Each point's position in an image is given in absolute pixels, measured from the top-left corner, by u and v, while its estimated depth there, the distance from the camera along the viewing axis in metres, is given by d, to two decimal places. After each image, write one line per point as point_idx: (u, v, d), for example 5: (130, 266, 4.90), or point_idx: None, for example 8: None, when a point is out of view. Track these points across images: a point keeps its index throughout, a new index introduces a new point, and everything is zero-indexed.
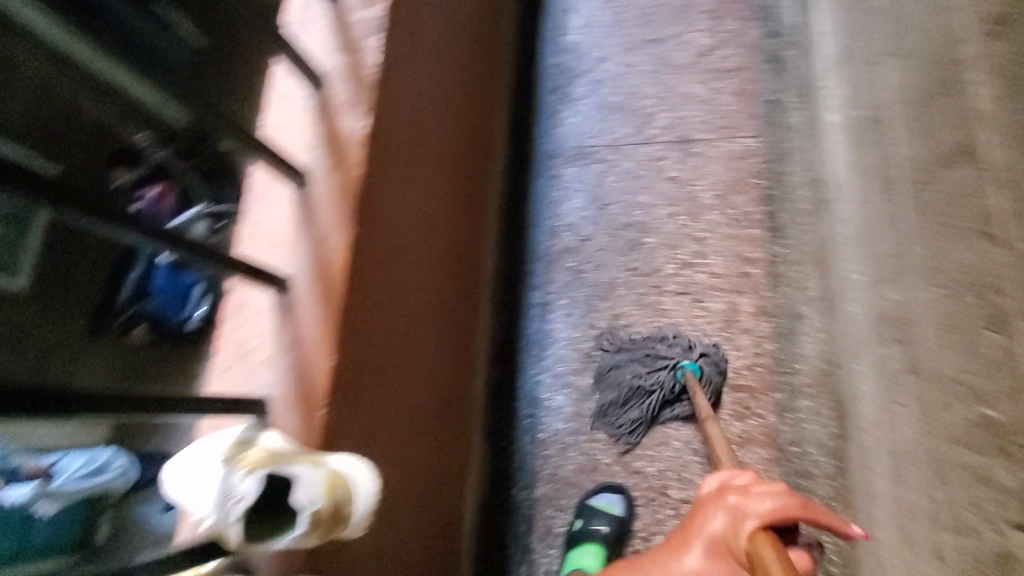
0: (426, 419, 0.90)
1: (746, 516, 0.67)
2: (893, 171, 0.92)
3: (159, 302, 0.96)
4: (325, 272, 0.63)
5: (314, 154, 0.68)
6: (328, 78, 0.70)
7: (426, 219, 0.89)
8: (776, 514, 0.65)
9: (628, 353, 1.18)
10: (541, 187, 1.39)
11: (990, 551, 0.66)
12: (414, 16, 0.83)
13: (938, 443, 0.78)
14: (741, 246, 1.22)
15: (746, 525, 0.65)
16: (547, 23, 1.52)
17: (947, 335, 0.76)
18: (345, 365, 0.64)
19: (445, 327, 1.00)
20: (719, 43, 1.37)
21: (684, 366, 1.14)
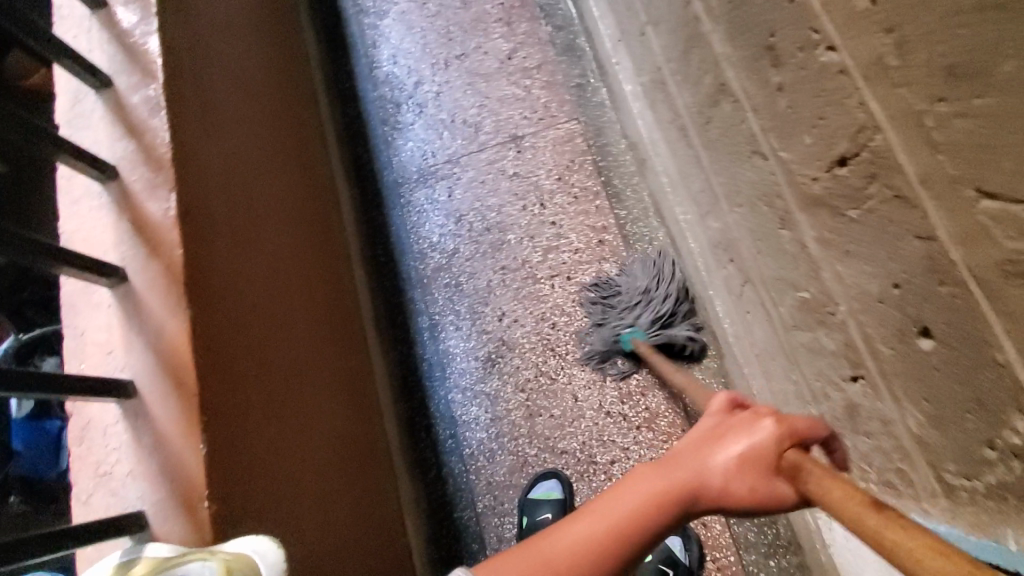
0: (332, 476, 0.88)
1: (785, 434, 0.58)
2: (682, 120, 1.05)
3: (26, 461, 0.99)
4: (170, 363, 0.60)
5: (126, 247, 0.64)
6: (120, 167, 0.67)
7: (273, 281, 0.88)
8: (811, 435, 0.59)
9: (637, 294, 1.19)
10: (397, 217, 1.41)
11: (841, 407, 0.78)
12: (201, 87, 0.82)
13: (783, 334, 0.89)
14: (590, 217, 1.32)
15: (786, 444, 0.57)
16: (357, 63, 1.55)
17: (759, 243, 0.88)
18: (220, 448, 0.61)
19: (329, 380, 0.98)
20: (518, 44, 1.47)
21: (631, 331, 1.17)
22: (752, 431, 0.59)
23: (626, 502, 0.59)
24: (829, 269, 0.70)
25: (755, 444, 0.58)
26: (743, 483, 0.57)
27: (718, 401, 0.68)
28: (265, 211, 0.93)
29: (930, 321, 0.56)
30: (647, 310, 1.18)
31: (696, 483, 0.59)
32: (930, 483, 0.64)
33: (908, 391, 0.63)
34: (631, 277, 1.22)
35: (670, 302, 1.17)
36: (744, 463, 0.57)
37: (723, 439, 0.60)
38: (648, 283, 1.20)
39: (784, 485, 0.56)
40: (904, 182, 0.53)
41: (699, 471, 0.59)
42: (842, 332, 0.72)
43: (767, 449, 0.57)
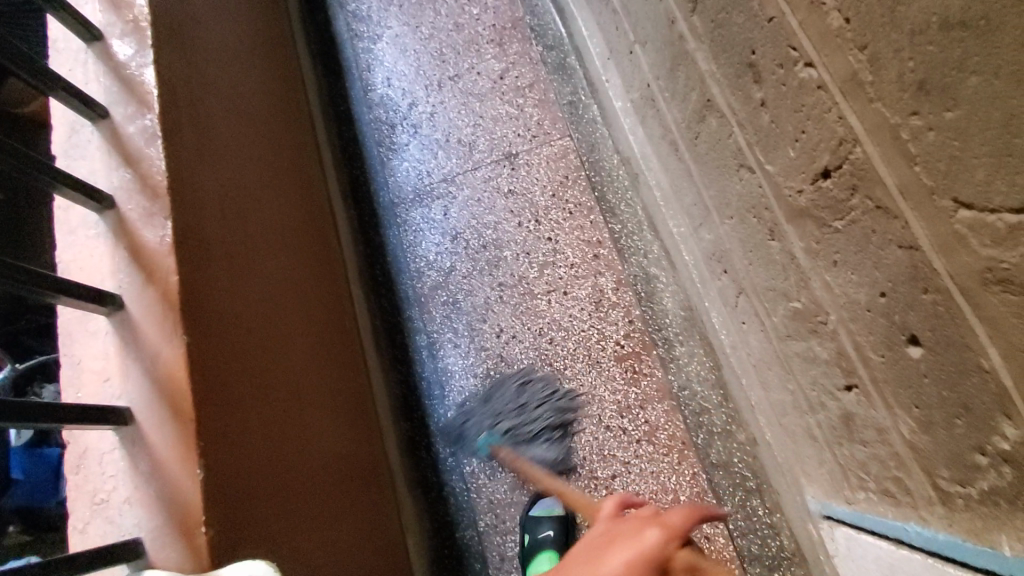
0: (332, 496, 0.88)
1: (669, 539, 0.67)
2: (672, 135, 1.07)
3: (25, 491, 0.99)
4: (167, 390, 0.61)
5: (123, 275, 0.65)
6: (116, 197, 0.69)
7: (270, 303, 0.89)
8: (686, 528, 0.69)
9: (511, 405, 1.21)
10: (394, 236, 1.42)
11: (836, 416, 0.78)
12: (196, 115, 0.84)
13: (777, 344, 0.90)
14: (585, 232, 1.33)
15: (671, 544, 0.67)
16: (352, 86, 1.58)
17: (750, 254, 0.89)
18: (217, 472, 0.61)
19: (327, 400, 0.99)
20: (510, 64, 1.49)
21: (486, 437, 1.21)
22: (641, 537, 0.68)
23: None
24: (818, 279, 0.71)
25: (645, 549, 0.66)
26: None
27: (608, 505, 0.81)
28: (262, 234, 0.94)
29: (916, 329, 0.56)
30: (509, 419, 1.21)
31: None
32: (927, 491, 0.64)
33: (900, 399, 0.63)
34: (506, 391, 1.23)
35: (542, 423, 1.19)
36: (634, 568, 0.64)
37: (614, 545, 0.69)
38: (516, 399, 1.21)
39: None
40: (884, 194, 0.54)
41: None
42: (834, 341, 0.73)
43: (654, 553, 0.65)
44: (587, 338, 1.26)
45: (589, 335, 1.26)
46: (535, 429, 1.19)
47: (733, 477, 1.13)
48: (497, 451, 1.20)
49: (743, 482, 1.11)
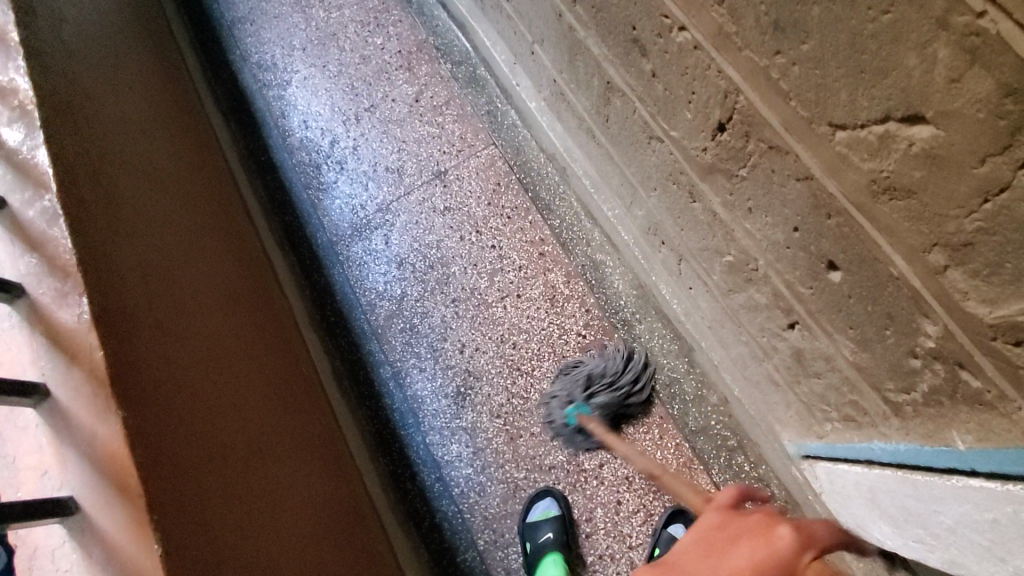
0: (312, 548, 0.86)
1: (809, 548, 0.49)
2: (587, 123, 1.10)
3: None
4: (109, 470, 0.59)
5: (45, 361, 0.62)
6: (26, 283, 0.65)
7: (213, 365, 0.86)
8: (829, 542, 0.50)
9: (619, 394, 1.17)
10: (339, 275, 1.40)
11: (789, 355, 0.82)
12: (101, 188, 0.81)
13: (724, 299, 0.93)
14: (527, 234, 1.34)
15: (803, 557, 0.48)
16: (269, 134, 1.56)
17: (680, 220, 0.93)
18: (176, 545, 0.59)
19: (292, 452, 0.96)
20: (422, 86, 1.51)
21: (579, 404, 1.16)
22: (770, 537, 0.49)
23: None
24: (740, 229, 0.75)
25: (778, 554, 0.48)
26: None
27: (727, 497, 0.57)
28: (193, 296, 0.92)
29: (831, 254, 0.59)
30: (616, 400, 1.17)
31: None
32: (879, 407, 0.67)
33: (835, 324, 0.66)
34: (636, 375, 1.19)
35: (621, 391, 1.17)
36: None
37: (733, 546, 0.50)
38: (631, 394, 1.18)
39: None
40: (772, 133, 0.57)
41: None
42: (768, 285, 0.77)
43: (790, 558, 0.48)
44: (549, 335, 1.26)
45: (550, 332, 1.27)
46: (609, 409, 1.16)
47: (715, 440, 1.16)
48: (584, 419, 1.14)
49: (725, 443, 1.15)
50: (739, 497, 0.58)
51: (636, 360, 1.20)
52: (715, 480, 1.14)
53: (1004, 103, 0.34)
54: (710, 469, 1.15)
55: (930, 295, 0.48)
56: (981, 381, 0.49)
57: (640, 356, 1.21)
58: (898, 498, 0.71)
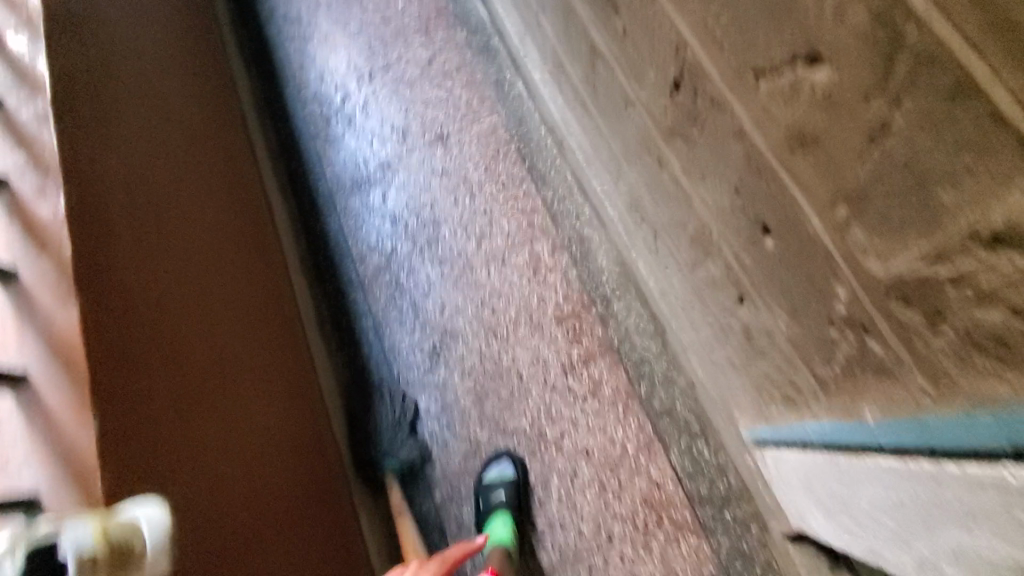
0: (262, 467, 0.90)
1: None
2: (579, 93, 1.10)
3: None
4: (60, 349, 0.64)
5: (19, 248, 0.68)
6: (12, 178, 0.72)
7: (189, 283, 0.92)
8: None
9: (396, 417, 1.24)
10: (336, 226, 1.45)
11: (740, 333, 0.81)
12: (101, 107, 0.88)
13: (692, 275, 0.92)
14: (519, 202, 1.35)
15: None
16: (289, 86, 1.62)
17: (653, 191, 0.92)
18: (113, 423, 0.64)
19: (260, 379, 1.01)
20: (436, 51, 1.52)
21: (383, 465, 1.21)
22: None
23: None
24: (697, 197, 0.75)
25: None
26: None
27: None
28: (178, 220, 0.97)
29: (765, 217, 0.58)
30: (399, 425, 1.24)
31: None
32: (811, 384, 0.65)
33: (773, 296, 0.65)
34: (389, 400, 1.27)
35: (395, 405, 1.26)
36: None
37: None
38: (405, 411, 1.25)
39: None
40: (712, 88, 0.57)
41: None
42: (722, 258, 0.76)
43: None
44: (528, 302, 1.27)
45: (530, 300, 1.28)
46: (404, 445, 1.22)
47: (679, 423, 1.12)
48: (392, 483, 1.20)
49: (687, 427, 1.11)
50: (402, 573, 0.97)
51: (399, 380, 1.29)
52: (672, 460, 1.12)
53: (877, 34, 0.34)
54: (669, 448, 1.13)
55: (839, 254, 0.48)
56: (881, 347, 0.48)
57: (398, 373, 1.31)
58: (828, 482, 0.70)
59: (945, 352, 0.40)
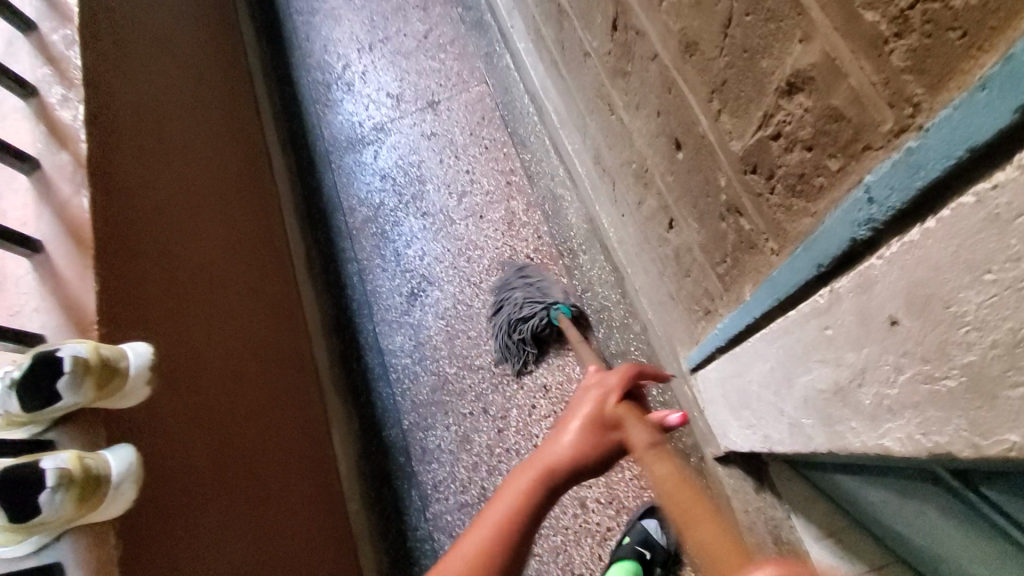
0: (248, 367, 1.01)
1: (607, 396, 0.76)
2: (554, 58, 1.21)
3: None
4: (73, 226, 0.75)
5: (43, 144, 0.79)
6: (42, 88, 0.82)
7: (186, 200, 1.03)
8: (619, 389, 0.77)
9: (525, 301, 1.28)
10: (330, 180, 1.56)
11: (672, 257, 0.90)
12: (117, 40, 0.99)
13: (639, 215, 1.01)
14: (499, 163, 1.47)
15: (606, 401, 0.76)
16: (293, 53, 1.73)
17: (607, 138, 1.03)
18: (111, 291, 0.75)
19: (247, 296, 1.11)
20: (433, 25, 1.65)
21: (558, 306, 1.26)
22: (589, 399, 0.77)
23: (559, 450, 0.70)
24: (635, 132, 0.85)
25: (587, 413, 0.74)
26: (594, 444, 0.71)
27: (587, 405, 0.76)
28: (180, 147, 1.08)
29: (676, 133, 0.69)
30: (540, 304, 1.26)
31: (551, 458, 0.70)
32: (716, 286, 0.75)
33: (686, 209, 0.75)
34: (520, 298, 1.28)
35: (509, 307, 1.28)
36: (588, 429, 0.72)
37: (565, 427, 0.74)
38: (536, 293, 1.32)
39: (613, 441, 0.72)
40: (634, 18, 0.67)
41: (555, 446, 0.71)
42: (655, 188, 0.86)
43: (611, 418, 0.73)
44: (502, 253, 1.38)
45: (504, 251, 1.38)
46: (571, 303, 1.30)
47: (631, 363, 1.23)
48: (561, 318, 1.24)
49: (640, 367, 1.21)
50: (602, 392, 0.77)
51: (404, 385, 1.33)
52: None
53: None
54: None
55: (718, 146, 0.58)
56: (749, 223, 0.57)
57: (399, 354, 1.35)
58: (732, 379, 0.80)
59: (780, 204, 0.50)
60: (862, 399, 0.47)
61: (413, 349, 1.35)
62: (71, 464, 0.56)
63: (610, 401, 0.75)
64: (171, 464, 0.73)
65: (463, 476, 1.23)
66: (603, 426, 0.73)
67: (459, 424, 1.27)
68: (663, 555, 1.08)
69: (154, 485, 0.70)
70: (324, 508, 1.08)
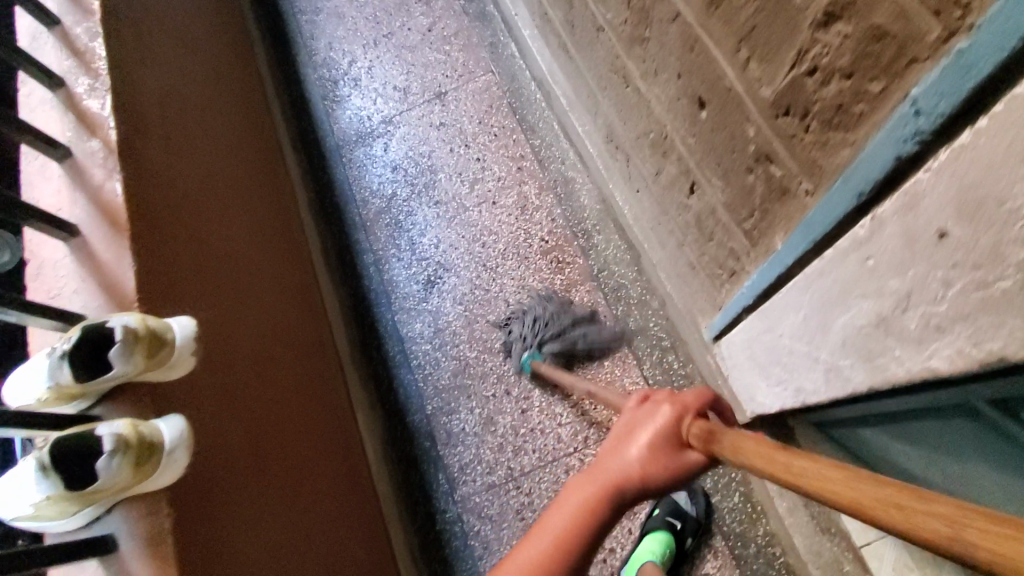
0: (275, 352, 1.02)
1: (682, 412, 0.59)
2: (563, 40, 1.23)
3: None
4: (107, 209, 0.76)
5: (73, 133, 0.80)
6: (68, 80, 0.84)
7: (208, 189, 1.04)
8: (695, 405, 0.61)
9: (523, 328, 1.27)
10: (341, 174, 1.57)
11: (693, 223, 0.91)
12: (137, 33, 1.00)
13: (656, 187, 1.02)
14: (510, 149, 1.48)
15: (683, 417, 0.59)
16: (299, 52, 1.75)
17: (621, 113, 1.04)
18: (146, 271, 0.75)
19: (270, 284, 1.12)
20: (437, 18, 1.67)
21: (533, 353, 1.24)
22: (656, 412, 0.61)
23: (626, 465, 0.56)
24: (653, 99, 0.86)
25: (659, 427, 0.58)
26: (665, 468, 0.56)
27: (662, 416, 0.59)
28: (200, 138, 1.09)
29: (699, 91, 0.70)
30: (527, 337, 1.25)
31: (618, 476, 0.56)
32: (743, 243, 0.76)
33: (710, 169, 0.76)
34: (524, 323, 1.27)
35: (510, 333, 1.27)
36: (660, 448, 0.57)
37: (633, 435, 0.59)
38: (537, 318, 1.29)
39: (694, 461, 0.56)
40: None
41: (619, 460, 0.57)
42: (674, 154, 0.87)
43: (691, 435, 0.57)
44: (517, 237, 1.39)
45: (519, 235, 1.39)
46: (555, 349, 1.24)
47: (651, 339, 1.24)
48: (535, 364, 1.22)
49: (659, 343, 1.22)
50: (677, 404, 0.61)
51: (425, 371, 1.33)
52: (645, 374, 1.22)
53: None
54: (642, 364, 1.23)
55: (745, 95, 0.59)
56: (781, 168, 0.59)
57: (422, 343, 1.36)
58: (761, 337, 0.80)
59: (814, 141, 0.51)
60: (906, 324, 0.48)
61: (432, 335, 1.36)
62: (126, 430, 0.57)
63: (688, 414, 0.59)
64: (215, 439, 0.74)
65: (488, 458, 1.23)
66: (678, 444, 0.57)
67: (482, 406, 1.27)
68: (694, 525, 1.08)
69: (202, 458, 0.70)
70: (355, 492, 1.09)
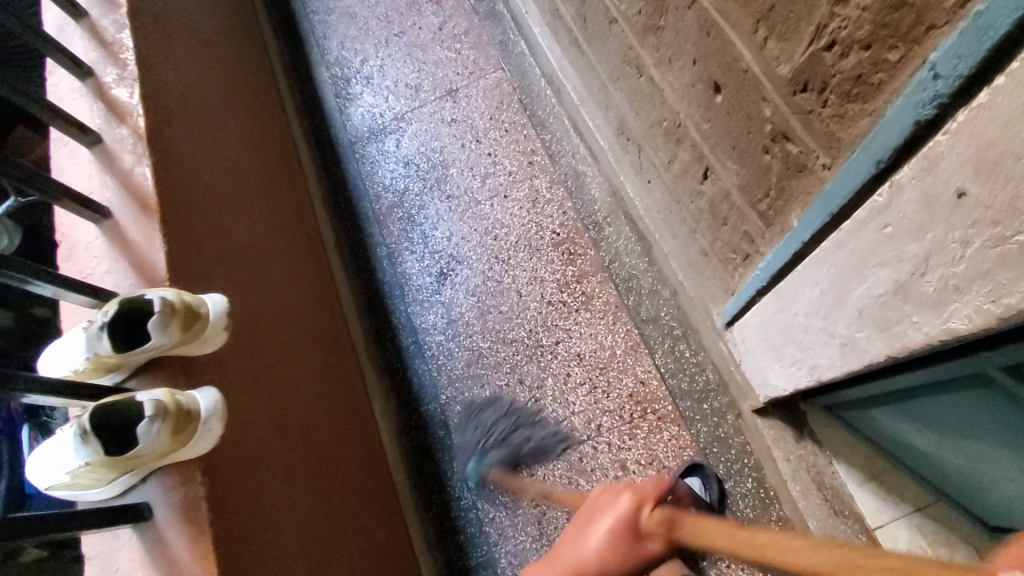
0: (295, 338, 1.03)
1: (641, 503, 0.68)
2: (574, 35, 1.26)
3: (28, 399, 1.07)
4: (137, 193, 0.78)
5: (102, 120, 0.82)
6: (97, 70, 0.86)
7: (229, 179, 1.06)
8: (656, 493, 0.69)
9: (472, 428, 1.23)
10: (354, 170, 1.60)
11: (706, 209, 0.93)
12: (160, 27, 1.03)
13: (669, 175, 1.04)
14: (520, 144, 1.50)
15: (643, 508, 0.67)
16: (311, 51, 1.78)
17: (633, 103, 1.06)
18: (175, 252, 0.77)
19: (288, 273, 1.14)
20: (447, 17, 1.69)
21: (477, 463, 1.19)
22: (619, 502, 0.69)
23: (589, 550, 0.66)
24: (666, 87, 0.88)
25: (619, 516, 0.67)
26: (624, 556, 0.65)
27: (626, 502, 0.68)
28: (220, 130, 1.11)
29: (714, 75, 0.72)
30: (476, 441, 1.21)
31: (574, 562, 0.66)
32: (757, 224, 0.78)
33: (725, 151, 0.78)
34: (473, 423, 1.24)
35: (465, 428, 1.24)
36: (619, 534, 0.66)
37: (591, 523, 0.69)
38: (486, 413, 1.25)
39: (652, 549, 0.65)
40: None
41: (578, 547, 0.67)
42: (688, 140, 0.89)
43: (649, 524, 0.65)
44: (529, 229, 1.41)
45: (531, 227, 1.41)
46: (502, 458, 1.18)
47: (663, 329, 1.24)
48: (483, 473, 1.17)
49: (671, 332, 1.23)
50: (638, 493, 0.69)
51: (438, 362, 1.35)
52: (657, 363, 1.22)
53: None
54: (653, 353, 1.23)
55: (762, 74, 0.61)
56: (798, 144, 0.61)
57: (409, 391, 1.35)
58: (775, 318, 0.82)
59: (832, 114, 0.53)
60: (925, 287, 0.50)
61: (445, 326, 1.37)
62: (165, 398, 0.60)
63: (649, 503, 0.67)
64: (244, 415, 0.76)
65: None
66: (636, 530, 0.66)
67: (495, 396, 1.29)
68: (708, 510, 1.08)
69: (233, 432, 0.72)
70: (372, 477, 1.10)
